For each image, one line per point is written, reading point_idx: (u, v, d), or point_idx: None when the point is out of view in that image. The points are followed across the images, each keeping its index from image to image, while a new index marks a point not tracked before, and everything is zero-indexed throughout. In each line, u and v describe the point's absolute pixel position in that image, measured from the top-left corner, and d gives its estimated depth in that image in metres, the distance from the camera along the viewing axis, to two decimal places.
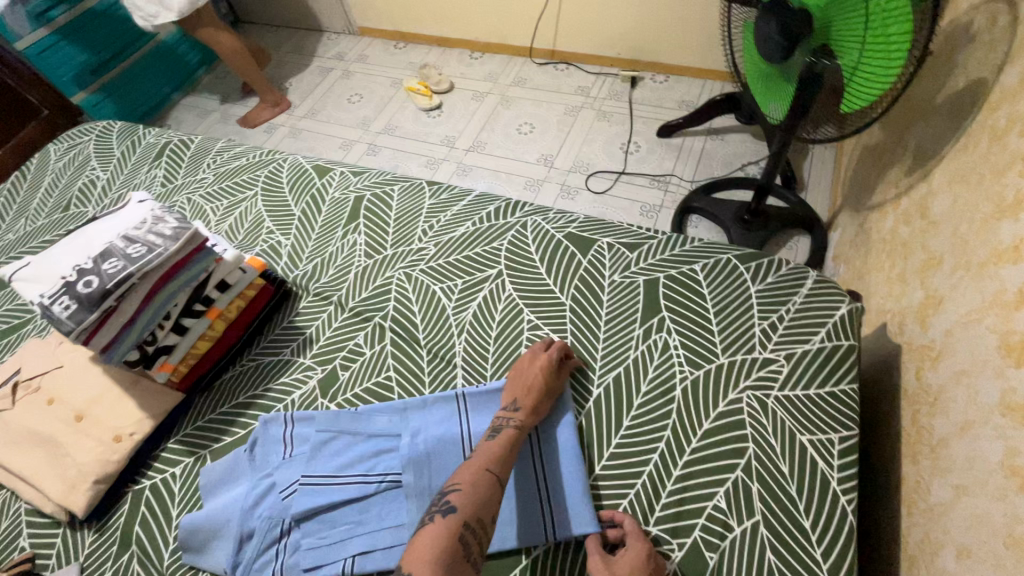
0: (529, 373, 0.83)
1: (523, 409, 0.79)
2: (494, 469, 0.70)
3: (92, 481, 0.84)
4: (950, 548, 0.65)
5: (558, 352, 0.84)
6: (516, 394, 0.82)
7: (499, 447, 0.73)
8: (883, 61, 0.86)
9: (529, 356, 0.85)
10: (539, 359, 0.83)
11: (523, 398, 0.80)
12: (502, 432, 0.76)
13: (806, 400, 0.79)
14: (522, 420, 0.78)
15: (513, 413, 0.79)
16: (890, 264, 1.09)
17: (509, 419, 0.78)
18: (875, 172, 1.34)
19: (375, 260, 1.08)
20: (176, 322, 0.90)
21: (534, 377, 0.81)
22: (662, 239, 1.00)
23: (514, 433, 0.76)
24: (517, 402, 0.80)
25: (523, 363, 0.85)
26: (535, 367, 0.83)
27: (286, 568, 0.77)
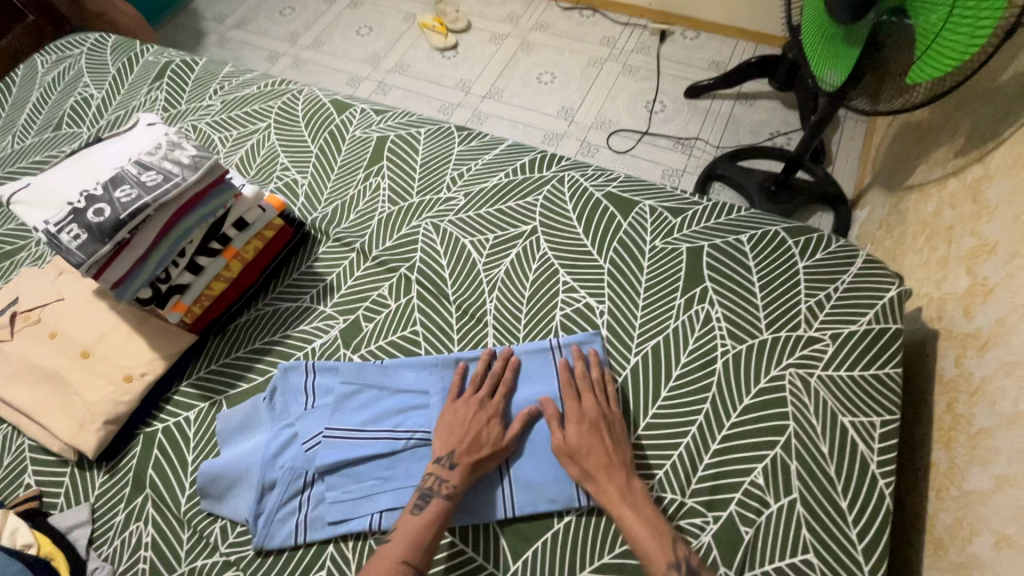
0: (471, 423, 0.76)
1: (460, 468, 0.73)
2: (411, 558, 0.66)
3: (102, 422, 0.80)
4: (987, 535, 0.66)
5: (502, 405, 0.79)
6: (454, 444, 0.75)
7: (420, 528, 0.69)
8: (965, 39, 0.80)
9: (471, 402, 0.79)
10: (485, 414, 0.78)
11: (462, 451, 0.74)
12: (432, 505, 0.71)
13: (849, 382, 0.78)
14: (456, 483, 0.72)
15: (447, 471, 0.73)
16: (929, 248, 1.07)
17: (443, 480, 0.72)
18: (915, 151, 1.29)
19: (400, 208, 1.02)
20: (190, 260, 0.84)
21: (479, 432, 0.76)
22: (706, 206, 0.95)
23: (445, 504, 0.71)
24: (454, 457, 0.74)
25: (464, 410, 0.78)
26: (483, 419, 0.77)
27: (309, 521, 0.74)
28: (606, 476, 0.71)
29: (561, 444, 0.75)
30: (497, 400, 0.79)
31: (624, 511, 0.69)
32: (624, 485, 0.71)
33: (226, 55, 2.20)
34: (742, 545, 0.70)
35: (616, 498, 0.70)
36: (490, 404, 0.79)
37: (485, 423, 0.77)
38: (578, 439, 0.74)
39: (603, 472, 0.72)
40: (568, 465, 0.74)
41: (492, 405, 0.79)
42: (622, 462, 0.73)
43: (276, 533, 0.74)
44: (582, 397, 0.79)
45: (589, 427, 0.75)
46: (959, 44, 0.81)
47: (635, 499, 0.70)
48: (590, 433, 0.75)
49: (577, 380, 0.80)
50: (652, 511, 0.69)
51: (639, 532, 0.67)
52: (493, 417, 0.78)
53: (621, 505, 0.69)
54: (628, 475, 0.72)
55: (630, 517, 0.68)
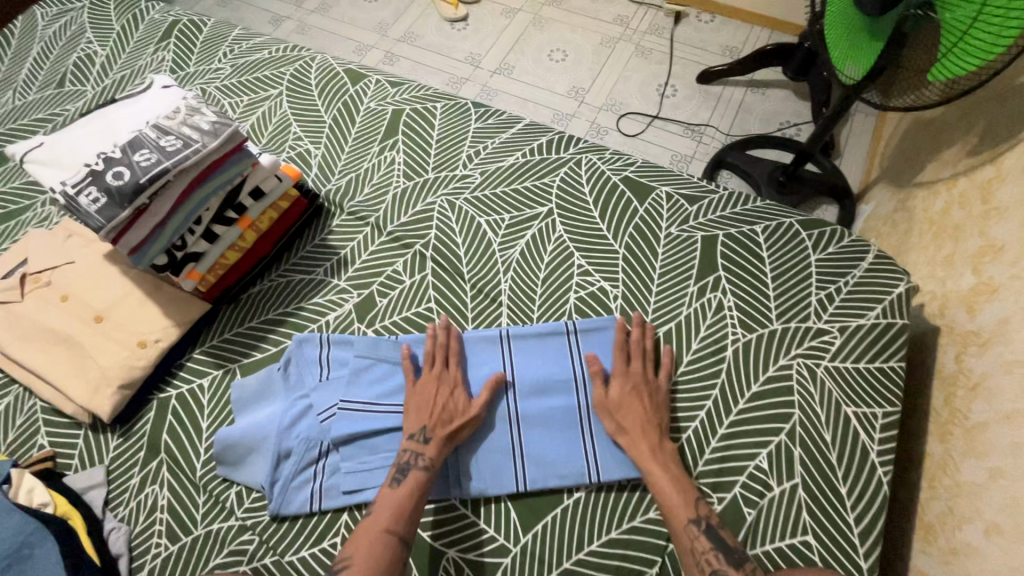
0: (435, 396, 0.78)
1: (435, 439, 0.75)
2: (395, 528, 0.69)
3: (117, 386, 0.81)
4: (978, 523, 0.70)
5: (457, 374, 0.82)
6: (425, 419, 0.76)
7: (401, 498, 0.71)
8: (992, 33, 0.80)
9: (432, 378, 0.80)
10: (443, 386, 0.80)
11: (433, 423, 0.76)
12: (410, 476, 0.73)
13: (855, 374, 0.80)
14: (433, 454, 0.74)
15: (423, 445, 0.75)
16: (935, 245, 1.09)
17: (418, 454, 0.74)
18: (926, 149, 1.30)
19: (415, 183, 1.01)
20: (207, 228, 0.84)
21: (444, 402, 0.78)
22: (722, 196, 0.96)
23: (423, 474, 0.73)
24: (428, 431, 0.75)
25: (426, 387, 0.80)
26: (443, 392, 0.79)
27: (325, 489, 0.76)
28: (642, 433, 0.75)
29: (603, 399, 0.79)
30: (454, 371, 0.82)
31: (654, 468, 0.72)
32: (657, 444, 0.74)
33: (228, 16, 2.14)
34: (745, 525, 0.73)
35: (647, 455, 0.73)
36: (449, 376, 0.81)
37: (449, 392, 0.79)
38: (619, 397, 0.78)
39: (639, 430, 0.75)
40: (604, 419, 0.78)
41: (451, 377, 0.81)
42: (658, 423, 0.76)
43: (292, 500, 0.76)
44: (630, 360, 0.81)
45: (631, 388, 0.78)
46: (986, 40, 0.81)
47: (666, 457, 0.74)
48: (632, 393, 0.78)
49: (626, 347, 0.82)
50: (678, 471, 0.73)
51: (663, 486, 0.71)
52: (453, 388, 0.80)
53: (652, 461, 0.73)
54: (662, 435, 0.75)
55: (658, 473, 0.72)
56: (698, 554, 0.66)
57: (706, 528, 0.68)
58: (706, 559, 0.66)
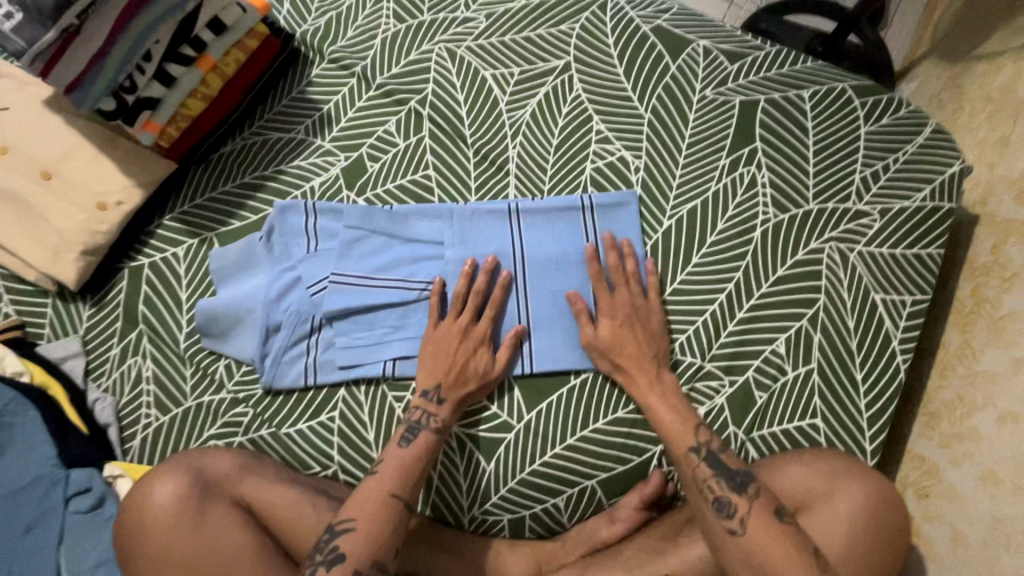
0: (455, 355, 0.70)
1: (447, 405, 0.68)
2: (401, 492, 0.63)
3: (80, 251, 0.73)
4: (990, 411, 0.68)
5: (486, 331, 0.71)
6: (441, 379, 0.69)
7: (409, 459, 0.65)
8: None
9: (456, 333, 0.71)
10: (469, 343, 0.70)
11: (448, 385, 0.69)
12: (420, 436, 0.67)
13: (889, 259, 0.74)
14: (445, 419, 0.68)
15: (435, 406, 0.68)
16: (988, 126, 0.98)
17: (430, 415, 0.68)
18: (994, 14, 1.13)
19: (408, 26, 0.85)
20: (159, 67, 0.69)
21: (465, 360, 0.70)
22: (769, 53, 0.82)
23: (433, 436, 0.67)
24: (442, 392, 0.69)
25: (446, 341, 0.70)
26: (464, 348, 0.70)
27: (320, 364, 0.72)
28: (632, 366, 0.70)
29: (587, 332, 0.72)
30: (481, 325, 0.71)
31: (653, 399, 0.68)
32: (653, 376, 0.70)
33: None
34: (754, 408, 0.71)
35: (646, 388, 0.69)
36: (475, 332, 0.71)
37: (473, 352, 0.70)
38: (612, 332, 0.71)
39: (630, 362, 0.70)
40: (596, 356, 0.72)
41: (478, 332, 0.71)
42: (653, 354, 0.71)
43: (285, 374, 0.72)
44: (616, 289, 0.74)
45: (623, 321, 0.72)
46: None
47: (664, 390, 0.69)
48: (621, 323, 0.72)
49: (609, 269, 0.74)
50: (679, 400, 0.69)
51: (662, 417, 0.67)
52: (478, 345, 0.71)
53: (647, 394, 0.69)
54: (659, 367, 0.70)
55: (659, 407, 0.68)
56: (701, 482, 0.63)
57: (707, 453, 0.64)
58: (711, 488, 0.62)
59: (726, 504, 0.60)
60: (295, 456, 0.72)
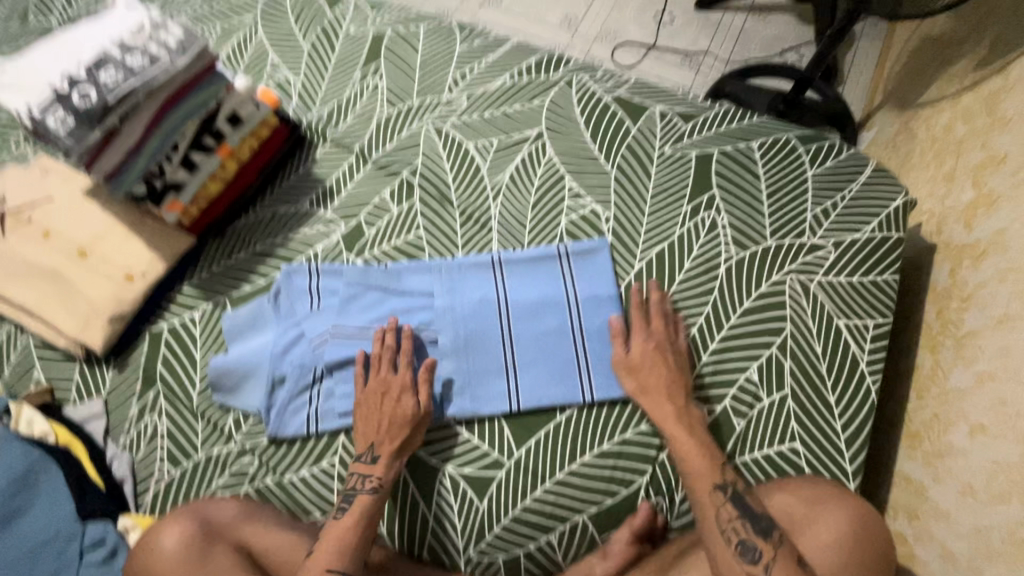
0: (379, 412, 0.73)
1: (382, 461, 0.72)
2: (338, 564, 0.65)
3: (109, 319, 0.81)
4: (962, 426, 0.71)
5: (404, 380, 0.75)
6: (374, 437, 0.73)
7: (345, 529, 0.68)
8: None
9: (378, 389, 0.75)
10: (389, 398, 0.74)
11: (381, 442, 0.73)
12: (357, 501, 0.70)
13: (848, 287, 0.79)
14: (380, 476, 0.71)
15: (370, 466, 0.72)
16: (936, 164, 1.06)
17: (365, 480, 0.71)
18: (932, 67, 1.25)
19: (400, 110, 0.97)
20: (184, 156, 0.81)
21: (388, 416, 0.73)
22: (719, 112, 0.93)
23: (372, 497, 0.70)
24: (373, 451, 0.72)
25: (372, 400, 0.74)
26: (386, 404, 0.74)
27: (321, 413, 0.77)
28: (666, 397, 0.73)
29: (626, 366, 0.76)
30: (399, 374, 0.75)
31: (680, 433, 0.71)
32: (683, 409, 0.72)
33: None
34: (733, 435, 0.74)
35: (671, 419, 0.72)
36: (395, 381, 0.75)
37: (395, 402, 0.74)
38: (642, 357, 0.75)
39: (662, 394, 0.73)
40: (625, 378, 0.76)
41: (397, 382, 0.75)
42: (683, 387, 0.74)
43: (289, 423, 0.77)
44: (651, 322, 0.78)
45: (654, 347, 0.76)
46: None
47: (692, 424, 0.71)
48: (655, 354, 0.75)
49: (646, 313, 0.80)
50: (704, 435, 0.71)
51: (687, 451, 0.70)
52: (399, 396, 0.74)
53: (677, 428, 0.71)
54: (687, 397, 0.73)
55: (686, 441, 0.70)
56: (724, 524, 0.65)
57: (733, 495, 0.66)
58: (733, 531, 0.64)
59: (750, 549, 0.63)
60: (297, 501, 0.75)
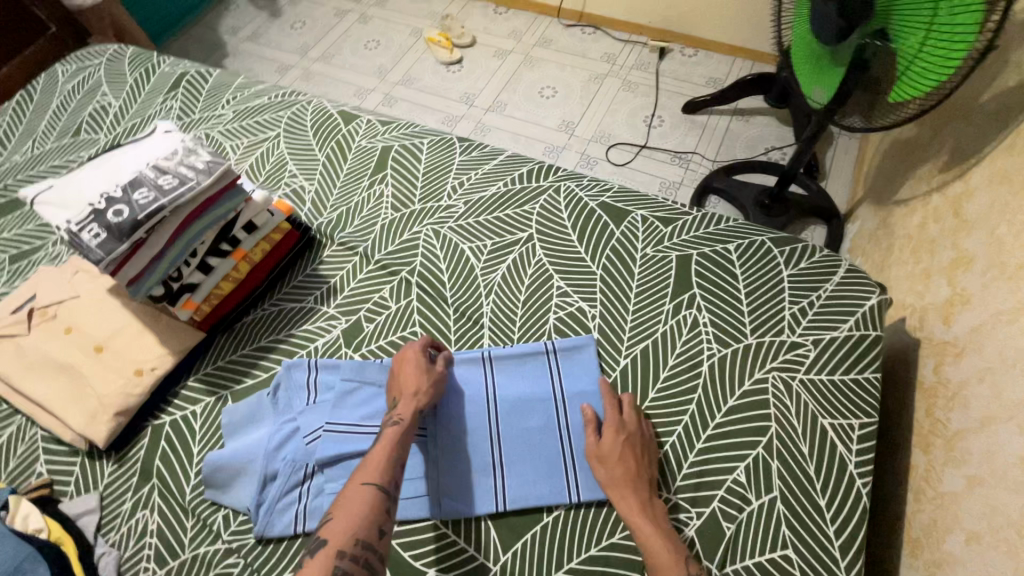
0: (400, 377, 0.81)
1: (401, 402, 0.77)
2: (371, 480, 0.67)
3: (114, 413, 0.84)
4: (959, 533, 0.69)
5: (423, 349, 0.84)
6: (398, 392, 0.79)
7: (378, 455, 0.70)
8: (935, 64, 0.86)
9: (403, 352, 0.84)
10: (407, 361, 0.82)
11: (401, 394, 0.79)
12: (382, 436, 0.73)
13: (830, 385, 0.81)
14: (402, 416, 0.76)
15: (393, 414, 0.77)
16: (914, 260, 1.11)
17: (390, 420, 0.76)
18: (903, 168, 1.33)
19: (402, 214, 1.06)
20: (201, 260, 0.89)
21: (407, 375, 0.80)
22: (696, 216, 1.00)
23: (396, 432, 0.74)
24: (395, 405, 0.78)
25: (395, 369, 0.83)
26: (407, 366, 0.81)
27: (309, 511, 0.77)
28: (630, 486, 0.71)
29: (595, 456, 0.75)
30: (415, 344, 0.85)
31: (643, 523, 0.69)
32: (647, 499, 0.71)
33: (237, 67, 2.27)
34: (724, 540, 0.72)
35: (635, 509, 0.70)
36: (410, 349, 0.84)
37: (410, 360, 0.82)
38: (611, 443, 0.75)
39: (628, 485, 0.72)
40: (596, 465, 0.75)
41: (411, 349, 0.84)
42: (647, 480, 0.73)
43: (276, 522, 0.77)
44: (623, 409, 0.79)
45: (625, 437, 0.75)
46: (933, 67, 0.86)
47: (656, 516, 0.70)
48: (624, 442, 0.75)
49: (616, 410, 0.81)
50: (668, 529, 0.69)
51: (651, 542, 0.67)
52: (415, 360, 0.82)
53: (642, 519, 0.69)
54: (651, 490, 0.72)
55: (649, 531, 0.68)
56: None
57: None
58: None
59: None
60: None
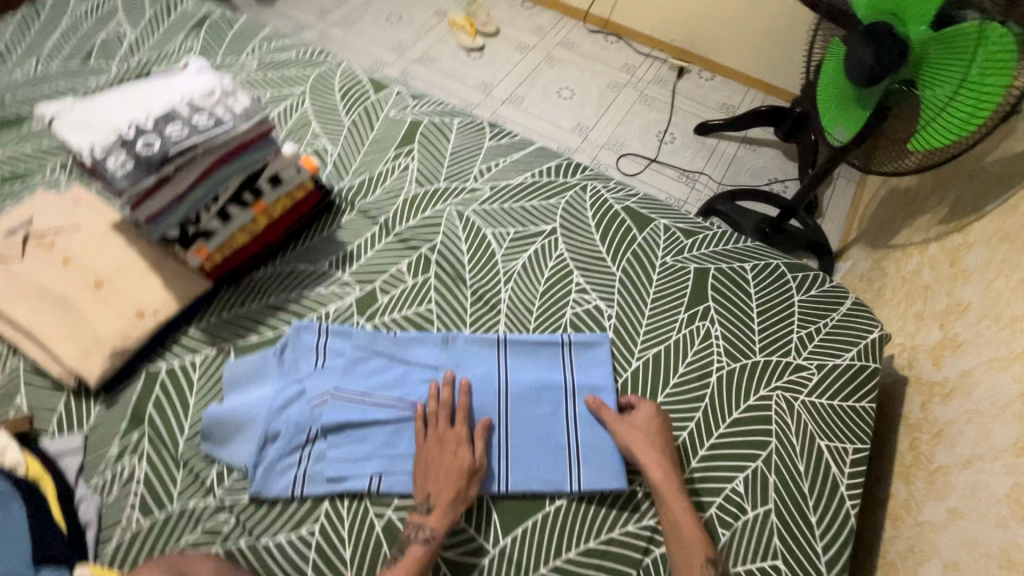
0: (439, 459, 0.75)
1: (437, 509, 0.71)
2: None
3: (108, 352, 0.80)
4: (937, 561, 0.74)
5: (463, 432, 0.77)
6: (431, 487, 0.73)
7: (399, 575, 0.67)
8: (958, 121, 0.89)
9: (442, 437, 0.76)
10: (447, 453, 0.75)
11: (437, 492, 0.73)
12: (409, 550, 0.69)
13: (830, 409, 0.84)
14: (434, 526, 0.71)
15: (425, 515, 0.71)
16: (906, 302, 1.17)
17: (420, 526, 0.71)
18: (900, 215, 1.40)
19: (427, 190, 1.05)
20: (222, 207, 0.86)
21: (444, 467, 0.74)
22: (717, 233, 1.02)
23: (424, 548, 0.69)
24: (430, 500, 0.72)
25: (432, 448, 0.76)
26: (445, 459, 0.75)
27: (309, 475, 0.76)
28: (660, 463, 0.76)
29: (626, 430, 0.79)
30: (458, 426, 0.77)
31: (674, 498, 0.73)
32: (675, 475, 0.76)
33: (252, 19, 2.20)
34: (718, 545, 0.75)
35: (667, 485, 0.74)
36: (453, 434, 0.76)
37: (454, 453, 0.75)
38: (645, 420, 0.79)
39: (659, 462, 0.76)
40: (628, 437, 0.78)
41: (455, 434, 0.76)
42: (673, 456, 0.78)
43: (274, 483, 0.75)
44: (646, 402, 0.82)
45: (657, 420, 0.79)
46: (954, 123, 0.90)
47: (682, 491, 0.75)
48: (657, 424, 0.79)
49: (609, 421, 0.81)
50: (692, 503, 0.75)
51: (682, 517, 0.72)
52: (457, 445, 0.76)
53: (674, 492, 0.74)
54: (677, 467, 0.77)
55: (679, 508, 0.73)
56: None
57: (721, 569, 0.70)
58: None
59: None
60: (268, 571, 0.71)
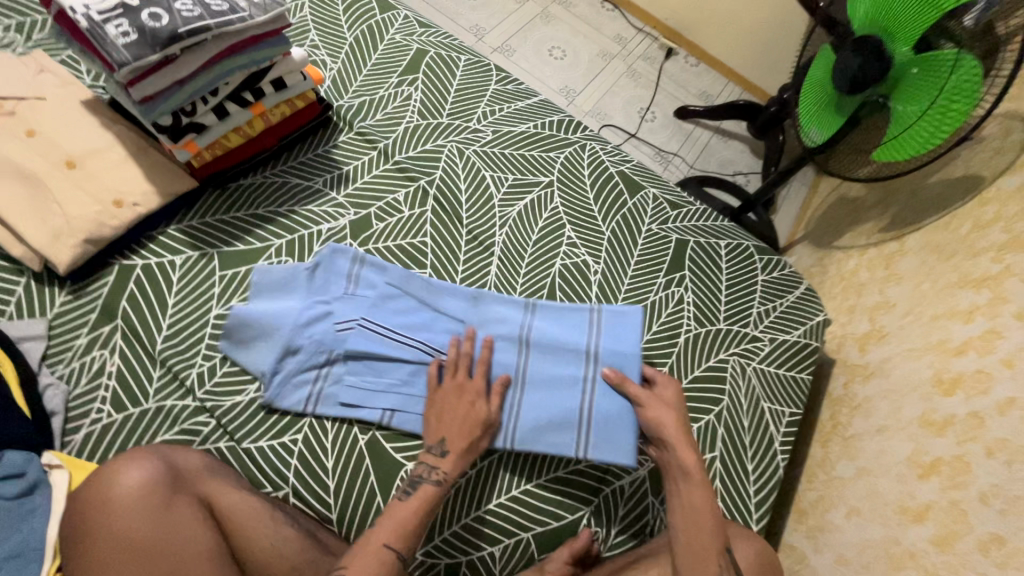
0: (458, 408, 0.75)
1: (451, 454, 0.72)
2: (393, 543, 0.64)
3: (82, 239, 0.75)
4: (842, 507, 0.89)
5: (479, 385, 0.77)
6: (445, 431, 0.73)
7: (410, 511, 0.67)
8: (920, 138, 0.94)
9: (462, 386, 0.77)
10: (465, 404, 0.75)
11: (453, 437, 0.73)
12: (420, 490, 0.69)
13: (774, 377, 0.95)
14: (447, 470, 0.71)
15: (439, 458, 0.72)
16: (842, 296, 1.31)
17: (431, 471, 0.70)
18: (846, 220, 1.54)
19: (428, 123, 1.04)
20: (219, 103, 0.81)
21: (463, 415, 0.74)
22: (698, 209, 1.09)
23: (435, 490, 0.69)
24: (445, 445, 0.72)
25: (451, 396, 0.76)
26: (461, 407, 0.75)
27: (323, 397, 0.76)
28: (685, 439, 0.76)
29: (654, 404, 0.78)
30: (479, 379, 0.78)
31: (697, 481, 0.73)
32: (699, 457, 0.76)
33: None
34: None
35: (693, 467, 0.74)
36: (473, 386, 0.77)
37: (472, 403, 0.76)
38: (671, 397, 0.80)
39: (685, 441, 0.76)
40: (653, 412, 0.78)
41: (475, 386, 0.77)
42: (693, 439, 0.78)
43: (287, 395, 0.75)
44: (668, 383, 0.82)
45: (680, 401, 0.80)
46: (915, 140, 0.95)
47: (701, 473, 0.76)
48: (681, 406, 0.79)
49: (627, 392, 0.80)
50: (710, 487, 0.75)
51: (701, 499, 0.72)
52: (475, 400, 0.76)
53: (698, 476, 0.73)
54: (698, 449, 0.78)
55: (700, 491, 0.73)
56: None
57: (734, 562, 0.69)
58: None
59: None
60: (251, 473, 0.73)
